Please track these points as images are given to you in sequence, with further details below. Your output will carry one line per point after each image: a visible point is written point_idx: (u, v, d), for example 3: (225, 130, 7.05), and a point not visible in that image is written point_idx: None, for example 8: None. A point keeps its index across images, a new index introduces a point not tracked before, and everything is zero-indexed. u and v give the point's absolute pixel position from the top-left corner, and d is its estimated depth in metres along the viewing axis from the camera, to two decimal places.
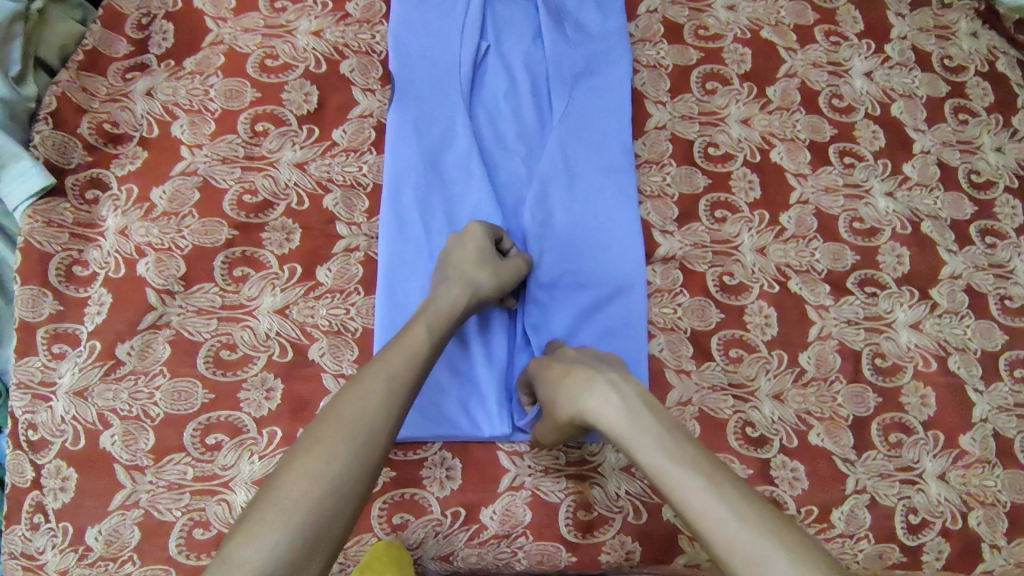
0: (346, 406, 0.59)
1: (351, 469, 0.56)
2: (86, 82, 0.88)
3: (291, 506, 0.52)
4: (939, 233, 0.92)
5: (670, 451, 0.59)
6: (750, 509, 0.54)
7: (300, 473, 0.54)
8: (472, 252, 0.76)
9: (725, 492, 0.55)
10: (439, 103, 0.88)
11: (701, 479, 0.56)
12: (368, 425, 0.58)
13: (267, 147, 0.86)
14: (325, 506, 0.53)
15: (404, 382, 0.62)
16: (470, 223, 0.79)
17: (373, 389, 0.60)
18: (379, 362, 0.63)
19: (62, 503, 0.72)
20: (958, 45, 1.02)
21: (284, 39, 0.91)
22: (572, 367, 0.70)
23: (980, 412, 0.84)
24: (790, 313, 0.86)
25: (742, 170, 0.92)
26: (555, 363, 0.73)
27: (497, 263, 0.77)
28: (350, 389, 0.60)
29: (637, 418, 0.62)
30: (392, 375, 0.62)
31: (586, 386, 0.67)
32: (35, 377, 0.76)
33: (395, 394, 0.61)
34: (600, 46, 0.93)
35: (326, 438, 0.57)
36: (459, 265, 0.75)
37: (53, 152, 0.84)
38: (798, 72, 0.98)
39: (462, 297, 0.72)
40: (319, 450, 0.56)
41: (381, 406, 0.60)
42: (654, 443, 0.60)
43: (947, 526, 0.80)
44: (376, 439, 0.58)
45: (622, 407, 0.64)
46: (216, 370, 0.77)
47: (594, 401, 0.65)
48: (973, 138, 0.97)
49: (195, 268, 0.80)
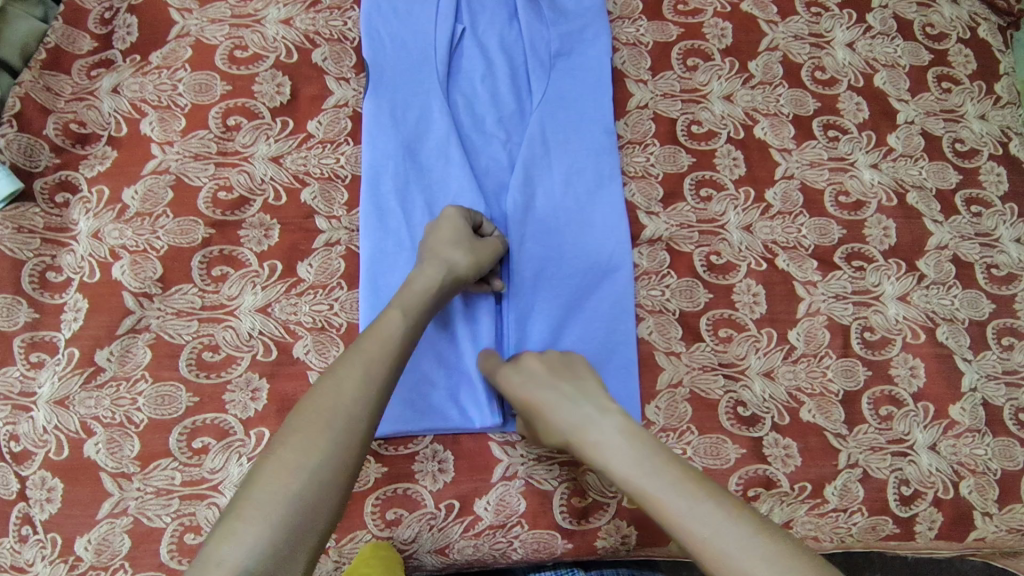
0: (320, 398, 0.58)
1: (332, 458, 0.55)
2: (49, 81, 0.85)
3: (273, 497, 0.52)
4: (925, 204, 0.91)
5: (647, 479, 0.60)
6: (734, 528, 0.54)
7: (279, 465, 0.53)
8: (447, 234, 0.74)
9: (705, 517, 0.55)
10: (414, 89, 0.86)
11: (681, 504, 0.57)
12: (345, 412, 0.57)
13: (240, 141, 0.84)
14: (306, 496, 0.52)
15: (381, 368, 0.61)
16: (446, 207, 0.77)
17: (348, 375, 0.59)
18: (355, 350, 0.62)
19: (49, 514, 0.71)
20: (939, 12, 1.01)
21: (253, 29, 0.88)
22: (547, 396, 0.69)
23: (970, 381, 0.84)
24: (778, 290, 0.86)
25: (726, 147, 0.91)
26: (525, 384, 0.71)
27: (474, 244, 0.75)
28: (325, 380, 0.59)
29: (614, 450, 0.63)
30: (367, 360, 0.61)
31: (565, 425, 0.67)
32: (15, 387, 0.74)
33: (371, 380, 0.60)
34: (576, 24, 0.91)
35: (303, 429, 0.56)
36: (435, 247, 0.73)
37: (19, 155, 0.81)
38: (780, 45, 0.97)
39: (437, 277, 0.71)
40: (297, 441, 0.55)
41: (358, 394, 0.58)
42: (633, 473, 0.61)
43: (939, 496, 0.80)
44: (356, 426, 0.57)
45: (602, 444, 0.64)
46: (199, 372, 0.75)
47: (574, 439, 0.66)
48: (956, 106, 0.96)
49: (173, 269, 0.79)
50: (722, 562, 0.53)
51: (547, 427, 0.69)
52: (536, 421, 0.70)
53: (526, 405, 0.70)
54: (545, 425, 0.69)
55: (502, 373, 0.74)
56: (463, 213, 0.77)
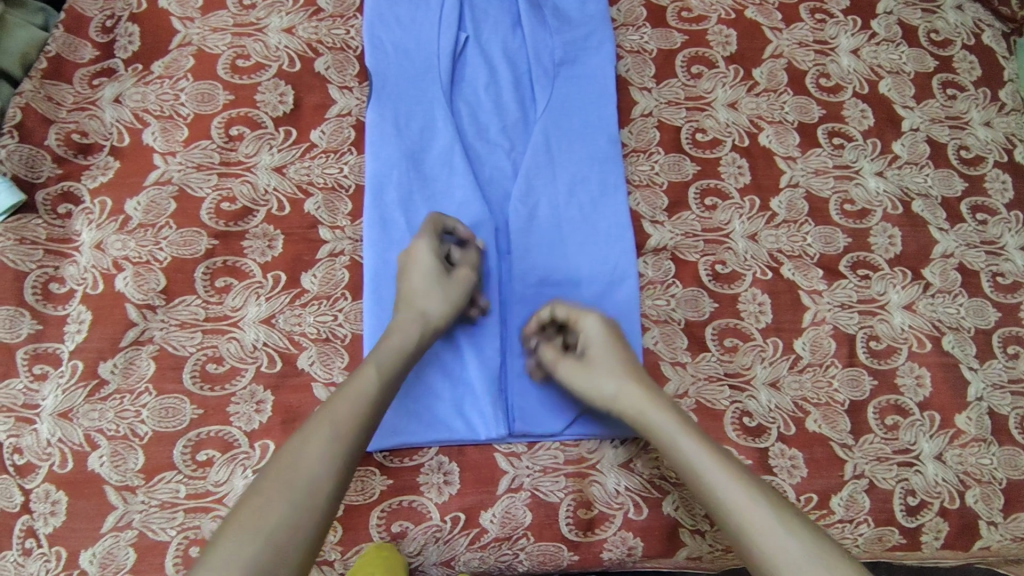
0: (284, 459, 0.57)
1: (291, 519, 0.54)
2: (50, 91, 0.84)
3: (229, 557, 0.50)
4: (930, 212, 0.91)
5: (719, 459, 0.62)
6: (801, 525, 0.57)
7: (238, 527, 0.53)
8: (418, 276, 0.74)
9: (785, 517, 0.57)
10: (418, 98, 0.85)
11: (753, 487, 0.59)
12: (308, 473, 0.57)
13: (243, 151, 0.83)
14: (260, 560, 0.51)
15: (349, 427, 0.61)
16: (416, 239, 0.76)
17: (315, 435, 0.59)
18: (326, 408, 0.62)
19: (53, 528, 0.71)
20: (944, 19, 1.01)
21: (255, 38, 0.88)
22: (631, 361, 0.72)
23: (976, 390, 0.84)
24: (784, 299, 0.86)
25: (731, 155, 0.91)
26: (612, 341, 0.74)
27: (446, 283, 0.74)
28: (292, 440, 0.59)
29: (684, 427, 0.65)
30: (337, 419, 0.61)
31: (645, 390, 0.69)
32: (18, 400, 0.74)
33: (336, 442, 0.59)
34: (580, 32, 0.91)
35: (265, 491, 0.55)
36: (410, 293, 0.73)
37: (21, 166, 0.80)
38: (784, 52, 0.96)
39: (414, 329, 0.71)
40: (258, 503, 0.54)
41: (324, 453, 0.58)
42: (705, 449, 0.63)
43: (945, 506, 0.80)
44: (317, 487, 0.56)
45: (668, 410, 0.67)
46: (203, 385, 0.75)
47: (648, 407, 0.67)
48: (961, 113, 0.96)
49: (176, 280, 0.78)
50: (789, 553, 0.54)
51: (620, 382, 0.70)
52: (602, 358, 0.72)
53: (603, 347, 0.73)
54: (614, 371, 0.71)
55: (580, 320, 0.76)
56: (434, 246, 0.76)
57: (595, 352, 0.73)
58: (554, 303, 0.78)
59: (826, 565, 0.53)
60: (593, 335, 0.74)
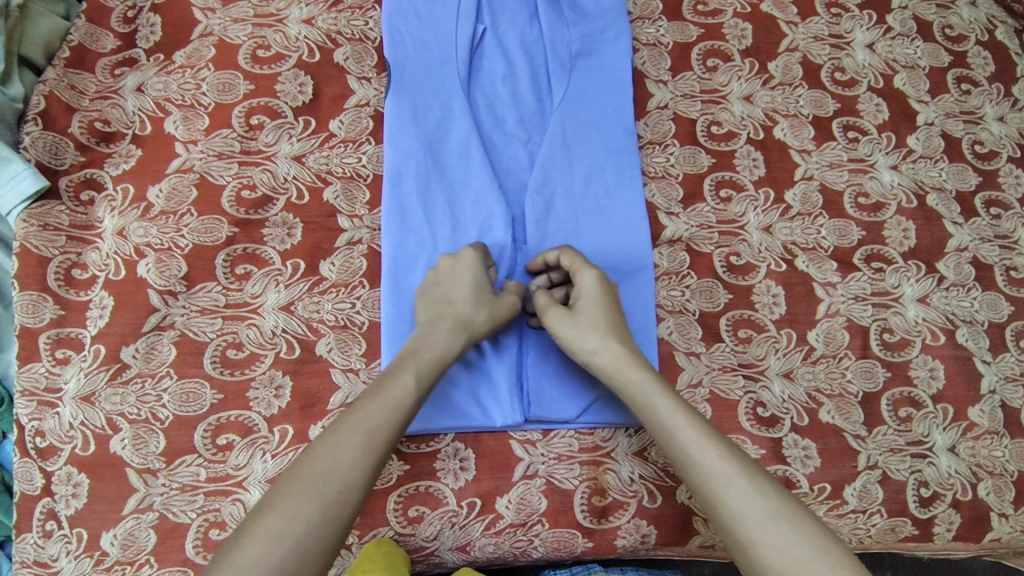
0: (315, 464, 0.57)
1: (317, 527, 0.54)
2: (73, 80, 0.85)
3: (253, 561, 0.51)
4: (944, 205, 0.91)
5: (690, 419, 0.63)
6: (764, 481, 0.58)
7: (264, 530, 0.52)
8: (464, 288, 0.74)
9: (757, 486, 0.58)
10: (436, 89, 0.86)
11: (721, 445, 0.61)
12: (337, 482, 0.56)
13: (263, 140, 0.84)
14: (285, 567, 0.51)
15: (384, 435, 0.61)
16: (463, 249, 0.77)
17: (347, 443, 0.59)
18: (358, 412, 0.61)
19: (75, 510, 0.72)
20: (958, 14, 1.01)
21: (275, 29, 0.88)
22: (618, 321, 0.73)
23: (989, 383, 0.85)
24: (798, 291, 0.86)
25: (746, 148, 0.91)
26: (603, 298, 0.74)
27: (491, 300, 0.74)
28: (323, 443, 0.59)
29: (660, 388, 0.67)
30: (370, 426, 0.60)
31: (626, 350, 0.70)
32: (40, 383, 0.75)
33: (368, 449, 0.59)
34: (596, 24, 0.91)
35: (293, 496, 0.55)
36: (450, 302, 0.73)
37: (45, 153, 0.82)
38: (800, 46, 0.97)
39: (456, 337, 0.71)
40: (285, 509, 0.54)
41: (354, 461, 0.58)
42: (678, 410, 0.64)
43: (957, 497, 0.81)
44: (346, 496, 0.56)
45: (646, 373, 0.68)
46: (223, 370, 0.76)
47: (626, 366, 0.69)
48: (975, 108, 0.96)
49: (197, 267, 0.79)
50: (752, 522, 0.56)
51: (603, 339, 0.71)
52: (588, 314, 0.73)
53: (592, 303, 0.73)
54: (598, 327, 0.72)
55: (577, 273, 0.75)
56: (479, 257, 0.76)
57: (585, 308, 0.73)
58: (561, 250, 0.78)
59: (787, 518, 0.55)
60: (585, 290, 0.74)
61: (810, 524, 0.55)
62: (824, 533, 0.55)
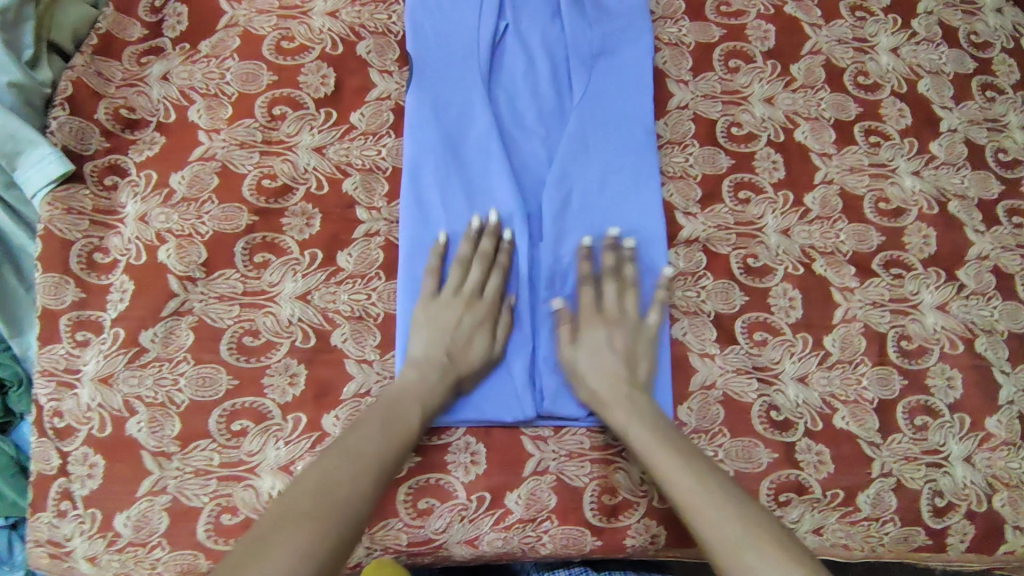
0: (317, 490, 0.59)
1: (324, 551, 0.55)
2: (100, 67, 0.87)
3: None
4: (966, 213, 0.90)
5: (662, 439, 0.68)
6: (724, 492, 0.63)
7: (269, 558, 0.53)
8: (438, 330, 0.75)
9: (716, 497, 0.62)
10: (456, 83, 0.86)
11: (687, 461, 0.65)
12: (339, 509, 0.58)
13: (285, 130, 0.85)
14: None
15: (376, 463, 0.63)
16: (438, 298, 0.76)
17: (337, 468, 0.61)
18: (344, 442, 0.63)
19: (90, 490, 0.73)
20: (984, 21, 1.00)
21: (299, 21, 0.89)
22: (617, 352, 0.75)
23: (1007, 394, 0.84)
24: (815, 295, 0.85)
25: (766, 150, 0.91)
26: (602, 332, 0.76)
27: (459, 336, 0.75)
28: (314, 471, 0.60)
29: (640, 413, 0.71)
30: (359, 454, 0.62)
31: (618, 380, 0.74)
32: (59, 364, 0.76)
33: (370, 470, 0.62)
34: (618, 22, 0.91)
35: (292, 524, 0.56)
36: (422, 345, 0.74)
37: (71, 138, 0.83)
38: (823, 48, 0.96)
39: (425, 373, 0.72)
40: (285, 537, 0.55)
41: (352, 487, 0.60)
42: (653, 429, 0.69)
43: (971, 508, 0.80)
44: (350, 518, 0.58)
45: (632, 402, 0.72)
46: (239, 356, 0.77)
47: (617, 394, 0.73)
48: (999, 116, 0.95)
49: (217, 254, 0.80)
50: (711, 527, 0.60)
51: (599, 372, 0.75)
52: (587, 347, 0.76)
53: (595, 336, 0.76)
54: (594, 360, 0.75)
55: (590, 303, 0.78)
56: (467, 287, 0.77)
57: (585, 346, 0.76)
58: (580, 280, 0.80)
59: (745, 523, 0.60)
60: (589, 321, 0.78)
61: (769, 533, 0.59)
62: (778, 532, 0.60)
